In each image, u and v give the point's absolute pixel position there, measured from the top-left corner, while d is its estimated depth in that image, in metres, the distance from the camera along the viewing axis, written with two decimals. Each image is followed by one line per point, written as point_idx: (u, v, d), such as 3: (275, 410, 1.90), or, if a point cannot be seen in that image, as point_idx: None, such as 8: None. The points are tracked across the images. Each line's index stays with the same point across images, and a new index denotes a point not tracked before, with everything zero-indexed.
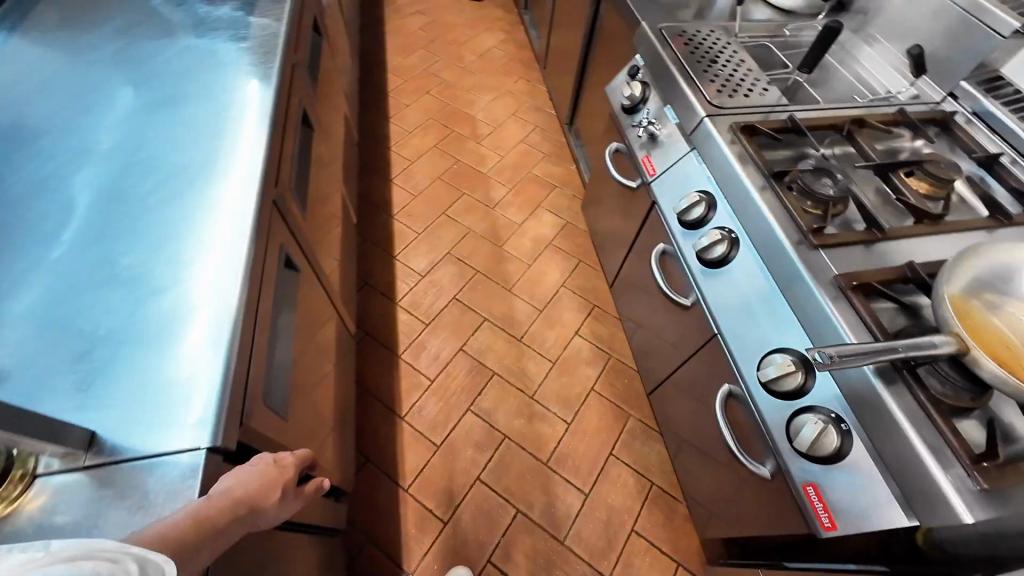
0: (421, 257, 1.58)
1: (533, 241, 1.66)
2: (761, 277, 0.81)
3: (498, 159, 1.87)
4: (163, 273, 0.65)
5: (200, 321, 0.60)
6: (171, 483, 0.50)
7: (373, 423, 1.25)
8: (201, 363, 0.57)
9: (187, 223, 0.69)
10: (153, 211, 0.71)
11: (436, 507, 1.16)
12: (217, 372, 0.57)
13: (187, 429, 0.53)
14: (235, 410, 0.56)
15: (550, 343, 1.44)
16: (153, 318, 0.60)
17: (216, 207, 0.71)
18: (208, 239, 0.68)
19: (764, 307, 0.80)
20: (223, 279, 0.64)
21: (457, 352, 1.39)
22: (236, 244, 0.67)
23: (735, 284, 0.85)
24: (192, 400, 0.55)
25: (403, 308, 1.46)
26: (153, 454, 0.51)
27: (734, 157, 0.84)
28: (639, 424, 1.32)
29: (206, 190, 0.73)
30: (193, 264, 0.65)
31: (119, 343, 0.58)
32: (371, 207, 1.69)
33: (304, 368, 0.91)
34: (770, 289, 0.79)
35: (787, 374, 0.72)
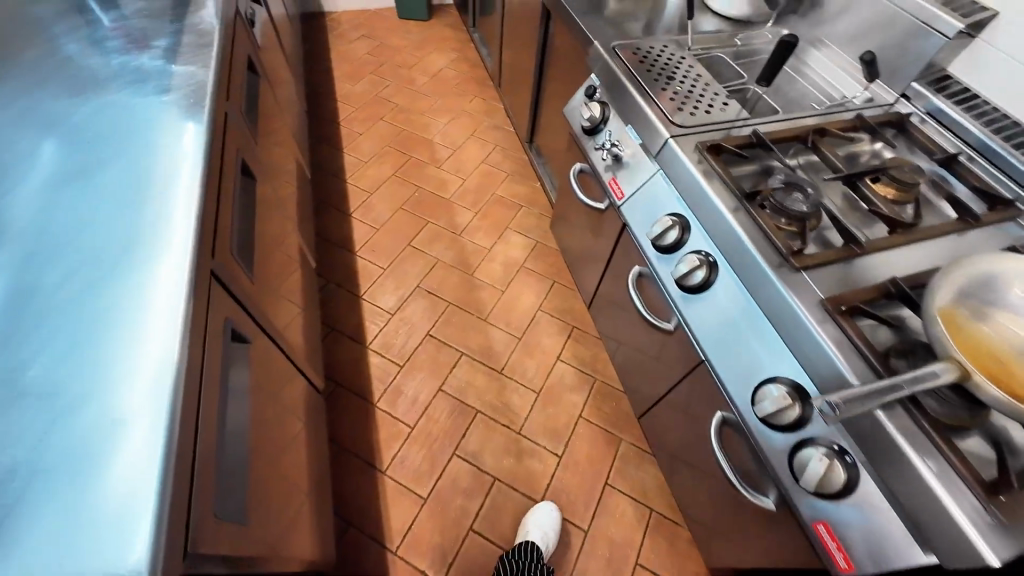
0: (389, 293, 1.50)
1: (505, 265, 1.61)
2: (744, 301, 0.78)
3: (460, 182, 1.82)
4: (86, 382, 0.57)
5: (130, 436, 0.52)
6: None
7: (352, 482, 1.17)
8: (133, 487, 0.49)
9: (114, 314, 0.61)
10: (72, 305, 0.62)
11: (428, 567, 1.08)
12: (151, 497, 0.48)
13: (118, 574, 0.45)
14: (177, 542, 0.48)
15: (532, 372, 1.38)
16: (78, 441, 0.53)
17: (144, 290, 0.63)
18: (137, 332, 0.60)
19: (750, 333, 0.76)
20: (154, 379, 0.56)
21: (436, 393, 1.32)
22: (167, 333, 0.59)
23: (718, 309, 0.81)
24: (123, 538, 0.47)
25: (374, 351, 1.38)
26: None
27: (703, 178, 0.81)
28: (632, 447, 1.28)
29: (133, 273, 0.65)
30: (120, 365, 0.57)
31: (38, 477, 0.50)
32: (331, 245, 1.61)
33: (267, 446, 0.82)
34: (754, 313, 0.76)
35: (785, 407, 0.68)
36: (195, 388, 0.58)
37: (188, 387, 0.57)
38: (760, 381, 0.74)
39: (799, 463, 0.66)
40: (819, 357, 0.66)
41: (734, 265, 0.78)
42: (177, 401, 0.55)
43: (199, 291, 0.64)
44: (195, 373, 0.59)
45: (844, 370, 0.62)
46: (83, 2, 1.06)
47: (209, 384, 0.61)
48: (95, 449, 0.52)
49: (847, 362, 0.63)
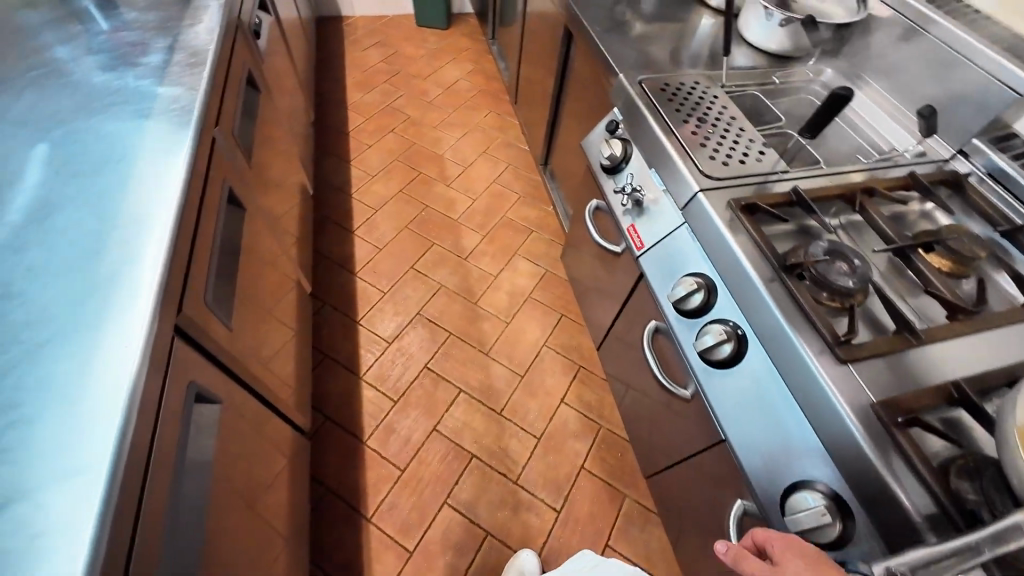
0: (388, 320, 1.43)
1: (510, 294, 1.53)
2: (776, 386, 0.68)
3: (469, 202, 1.74)
4: (17, 471, 0.49)
5: (49, 546, 0.45)
6: None
7: (335, 530, 1.09)
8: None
9: (55, 383, 0.54)
10: (15, 369, 0.55)
11: None
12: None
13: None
14: None
15: (533, 414, 1.30)
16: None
17: (92, 355, 0.56)
18: (81, 404, 0.53)
19: (780, 423, 0.67)
20: (86, 475, 0.49)
21: (430, 433, 1.24)
22: (106, 416, 0.52)
23: (745, 390, 0.72)
24: None
25: (368, 383, 1.30)
26: None
27: (735, 239, 0.72)
28: (636, 505, 1.19)
29: (82, 332, 0.57)
30: (58, 447, 0.50)
31: None
32: (330, 265, 1.54)
33: (238, 511, 0.75)
34: (787, 401, 0.67)
35: (825, 524, 0.60)
36: (136, 485, 0.52)
37: (126, 487, 0.50)
38: (790, 486, 0.65)
39: None
40: (864, 468, 0.57)
41: (765, 343, 0.69)
42: (108, 506, 0.48)
43: (157, 364, 0.58)
44: (139, 466, 0.53)
45: (896, 488, 0.54)
46: (76, 8, 1.00)
47: (156, 473, 0.55)
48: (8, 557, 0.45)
49: (896, 474, 0.55)
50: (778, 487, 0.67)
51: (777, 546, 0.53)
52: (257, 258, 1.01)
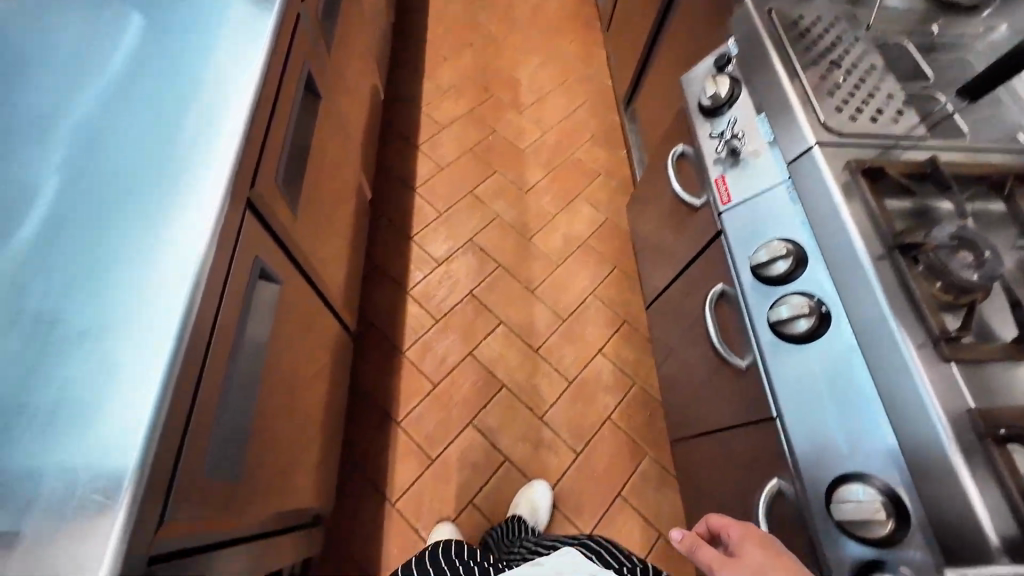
0: (440, 242, 1.42)
1: (566, 237, 1.48)
2: (853, 373, 0.62)
3: (539, 135, 1.65)
4: (108, 304, 0.52)
5: (125, 381, 0.49)
6: None
7: (366, 430, 1.16)
8: (109, 444, 0.46)
9: (143, 230, 0.56)
10: (114, 212, 0.58)
11: (421, 527, 1.07)
12: (130, 460, 0.46)
13: (80, 541, 0.42)
14: (153, 503, 0.46)
15: (569, 359, 1.29)
16: (93, 367, 0.49)
17: (172, 214, 0.57)
18: (162, 254, 0.55)
19: (849, 412, 0.62)
20: (159, 328, 0.51)
21: (464, 357, 1.26)
22: (179, 277, 0.54)
23: (816, 373, 0.66)
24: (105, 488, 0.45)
25: (413, 298, 1.33)
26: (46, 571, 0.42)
27: (845, 205, 0.64)
28: (655, 465, 1.19)
29: (161, 197, 0.58)
30: (134, 299, 0.52)
31: (54, 396, 0.48)
32: (391, 177, 1.52)
33: (285, 390, 0.79)
34: (866, 394, 0.61)
35: (874, 521, 0.57)
36: (203, 339, 0.54)
37: (193, 341, 0.52)
38: (839, 476, 0.61)
39: None
40: (939, 474, 0.52)
41: (854, 325, 0.62)
42: (175, 360, 0.50)
43: (227, 235, 0.59)
44: (206, 323, 0.55)
45: (973, 500, 0.49)
46: None
47: (220, 331, 0.58)
48: (90, 386, 0.48)
49: (979, 488, 0.49)
50: (826, 476, 0.62)
51: (734, 536, 0.60)
52: (325, 154, 1.01)
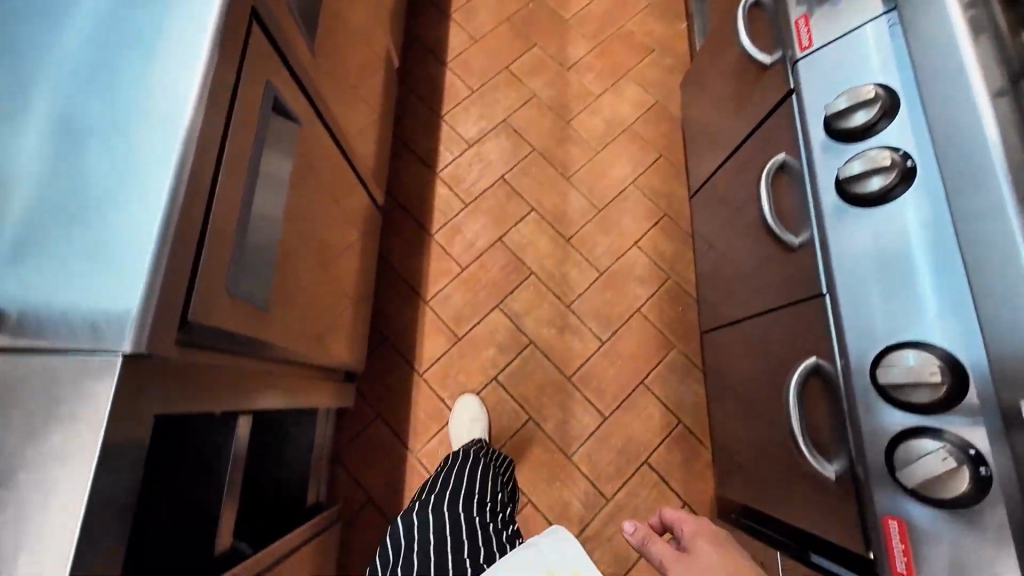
0: (471, 122, 1.33)
1: (609, 121, 1.35)
2: (934, 236, 0.54)
3: (586, 2, 1.45)
4: (128, 105, 0.50)
5: (143, 178, 0.46)
6: (79, 369, 0.41)
7: (396, 303, 1.18)
8: (125, 246, 0.44)
9: (158, 33, 0.52)
10: (129, 15, 0.53)
11: (447, 397, 1.12)
12: (150, 250, 0.44)
13: (101, 329, 0.42)
14: (176, 299, 0.45)
15: (601, 250, 1.24)
16: (116, 166, 0.47)
17: (187, 16, 0.52)
18: (177, 56, 0.51)
19: (920, 279, 0.54)
20: (169, 138, 0.48)
21: (494, 242, 1.23)
22: (187, 86, 0.50)
23: (886, 238, 0.58)
24: (128, 275, 0.43)
25: (442, 180, 1.28)
26: (78, 344, 0.42)
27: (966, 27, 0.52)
28: (682, 358, 1.18)
29: (166, 8, 0.53)
30: (142, 113, 0.49)
31: (83, 192, 0.47)
32: (421, 49, 1.40)
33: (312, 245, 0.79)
34: (945, 260, 0.53)
35: (925, 385, 0.51)
36: (216, 148, 0.51)
37: (205, 147, 0.49)
38: (891, 346, 0.55)
39: (904, 454, 0.52)
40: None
41: (948, 179, 0.53)
42: (184, 168, 0.47)
43: (231, 47, 0.53)
44: (218, 133, 0.51)
45: None
46: None
47: (236, 148, 0.54)
48: (104, 193, 0.46)
49: None
50: (874, 347, 0.57)
51: (688, 533, 0.68)
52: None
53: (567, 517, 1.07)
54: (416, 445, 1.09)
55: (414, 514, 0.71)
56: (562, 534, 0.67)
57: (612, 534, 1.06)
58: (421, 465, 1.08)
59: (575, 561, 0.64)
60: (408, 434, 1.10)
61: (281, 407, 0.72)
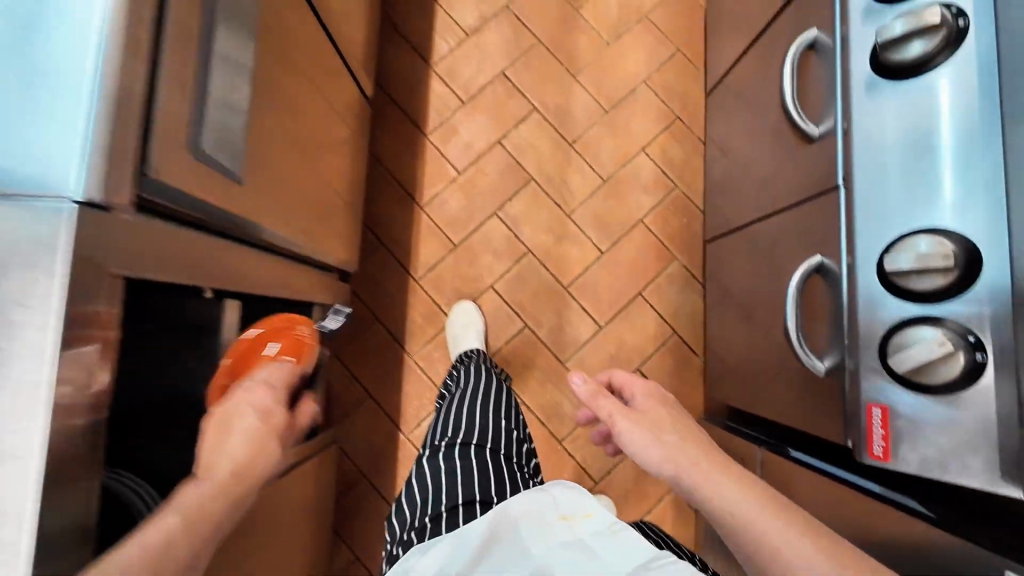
0: (469, 7, 1.19)
1: (621, 7, 1.20)
2: (959, 123, 0.50)
3: None
4: None
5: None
6: (30, 230, 0.35)
7: (390, 207, 1.14)
8: (64, 85, 0.37)
9: None
10: None
11: (444, 303, 1.12)
12: (84, 94, 0.37)
13: (51, 180, 0.36)
14: (129, 153, 0.38)
15: (606, 156, 1.17)
16: None
17: None
18: None
19: (931, 165, 0.51)
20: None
21: (493, 145, 1.16)
22: None
23: (908, 126, 0.53)
24: (59, 117, 0.36)
25: (438, 74, 1.17)
26: (20, 194, 0.35)
27: None
28: (682, 270, 1.16)
29: None
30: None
31: None
32: None
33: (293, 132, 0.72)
34: (962, 145, 0.50)
35: (928, 268, 0.50)
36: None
37: None
38: (907, 233, 0.52)
39: (898, 341, 0.51)
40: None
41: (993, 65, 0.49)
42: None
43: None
44: None
45: None
46: None
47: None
48: (15, 25, 0.37)
49: None
50: (887, 236, 0.54)
51: (638, 394, 0.67)
52: None
53: (558, 417, 1.12)
54: (412, 349, 1.11)
55: (441, 460, 0.74)
56: (571, 483, 0.62)
57: (600, 433, 1.11)
58: (418, 367, 1.11)
59: (586, 505, 0.59)
60: (404, 338, 1.12)
61: (266, 294, 0.71)
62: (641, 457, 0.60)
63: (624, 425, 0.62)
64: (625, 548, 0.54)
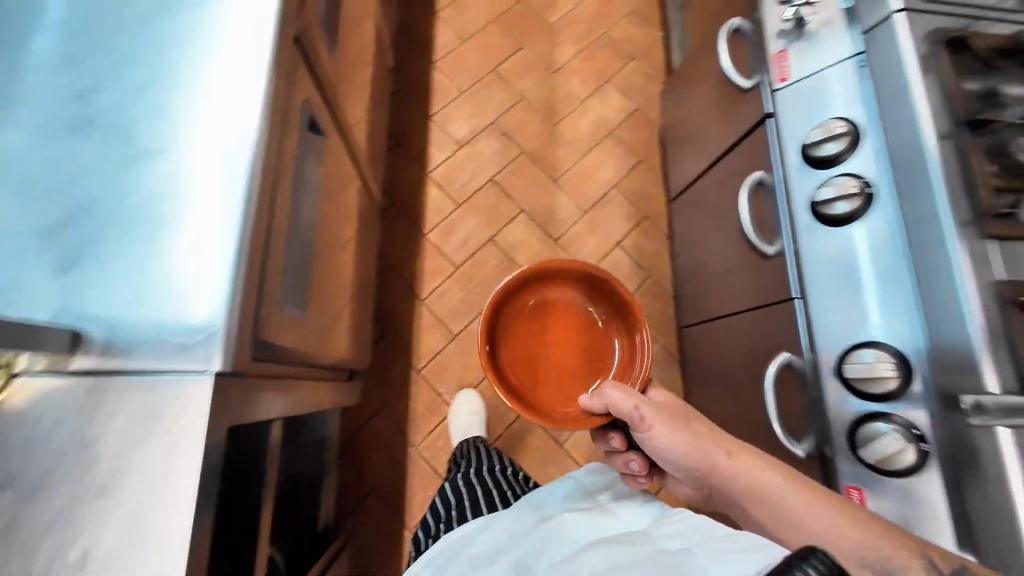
0: (461, 123, 1.35)
1: (592, 125, 1.40)
2: (879, 261, 0.65)
3: (571, 6, 1.48)
4: (163, 133, 0.48)
5: (184, 201, 0.47)
6: (171, 400, 0.41)
7: (392, 301, 1.22)
8: (196, 273, 0.45)
9: (167, 55, 0.50)
10: (144, 31, 0.51)
11: (446, 392, 1.17)
12: (210, 280, 0.44)
13: (186, 351, 0.43)
14: (249, 321, 0.46)
15: (587, 250, 1.32)
16: (158, 192, 0.47)
17: (202, 40, 0.51)
18: (203, 81, 0.50)
19: (864, 295, 0.66)
20: (217, 162, 0.47)
21: (486, 242, 1.28)
22: (220, 115, 0.49)
23: (840, 262, 0.68)
24: (187, 298, 0.44)
25: (434, 180, 1.30)
26: (155, 371, 0.42)
27: (915, 67, 0.62)
28: (661, 351, 1.28)
29: (183, 28, 0.51)
30: (178, 125, 0.49)
31: (117, 224, 0.46)
32: (409, 48, 1.40)
33: (329, 254, 0.80)
34: (891, 284, 0.64)
35: (878, 378, 0.62)
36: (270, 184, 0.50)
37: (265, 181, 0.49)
38: (853, 344, 0.66)
39: (862, 436, 0.63)
40: (957, 335, 0.56)
41: (905, 222, 0.63)
42: (251, 182, 0.47)
43: (285, 51, 0.52)
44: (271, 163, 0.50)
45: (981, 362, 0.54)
46: None
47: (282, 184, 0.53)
48: (159, 214, 0.46)
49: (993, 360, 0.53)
50: (839, 346, 0.67)
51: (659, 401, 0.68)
52: (353, 7, 0.91)
53: None
54: (416, 440, 1.14)
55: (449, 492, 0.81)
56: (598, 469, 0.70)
57: None
58: (422, 458, 1.13)
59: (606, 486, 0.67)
60: (407, 428, 1.15)
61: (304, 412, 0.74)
62: (668, 454, 0.67)
63: (655, 434, 0.65)
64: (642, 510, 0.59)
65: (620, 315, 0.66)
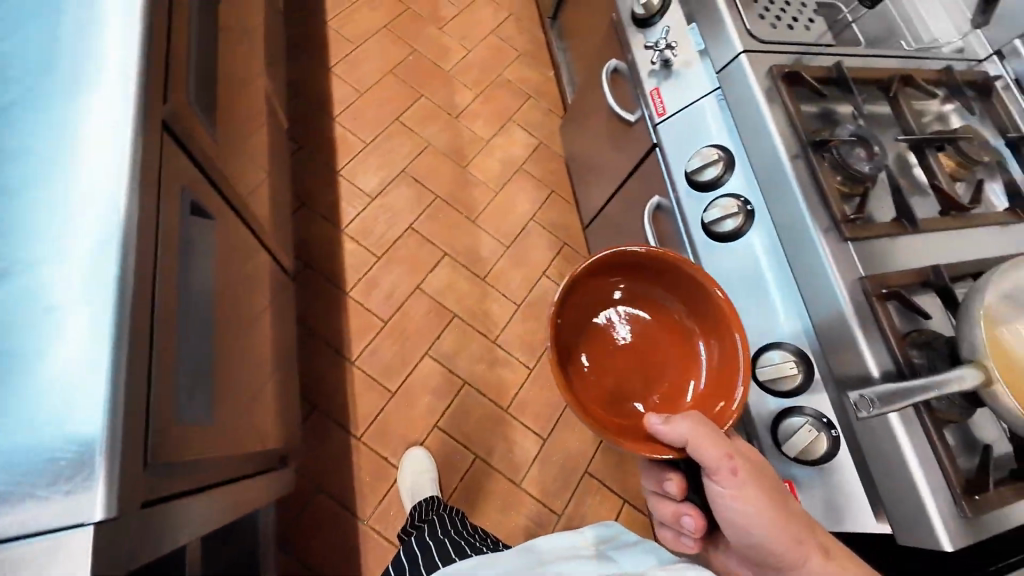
0: (370, 175, 1.33)
1: (501, 162, 1.45)
2: (767, 269, 0.72)
3: (464, 53, 1.53)
4: (16, 255, 0.44)
5: (48, 328, 0.43)
6: (50, 562, 0.37)
7: (321, 369, 1.15)
8: (68, 409, 0.41)
9: (15, 170, 0.47)
10: None
11: (391, 455, 1.11)
12: (84, 415, 0.41)
13: (63, 501, 0.39)
14: (137, 448, 0.42)
15: (515, 283, 1.33)
16: (15, 322, 0.43)
17: (53, 147, 0.47)
18: (57, 191, 0.46)
19: (759, 301, 0.72)
20: (80, 279, 0.44)
21: (413, 291, 1.25)
22: (79, 225, 0.45)
23: (736, 273, 0.75)
24: (62, 438, 0.40)
25: (349, 236, 1.27)
26: (31, 530, 0.38)
27: (763, 98, 0.70)
28: None
29: (32, 137, 0.48)
30: (32, 246, 0.45)
31: None
32: (305, 106, 1.37)
33: (239, 337, 0.74)
34: (779, 288, 0.71)
35: (786, 375, 0.67)
36: (150, 290, 0.47)
37: (141, 289, 0.46)
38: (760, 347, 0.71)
39: (784, 432, 0.67)
40: (838, 330, 0.63)
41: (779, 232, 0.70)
42: (123, 295, 0.44)
43: (150, 145, 0.49)
44: (147, 268, 0.47)
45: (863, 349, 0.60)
46: None
47: (165, 283, 0.50)
48: (14, 335, 0.42)
49: (870, 348, 0.60)
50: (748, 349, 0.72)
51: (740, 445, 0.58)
52: (235, 77, 0.88)
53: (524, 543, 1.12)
54: (365, 513, 1.06)
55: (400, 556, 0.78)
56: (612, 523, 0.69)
57: None
58: (374, 532, 1.05)
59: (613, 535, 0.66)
60: (355, 502, 1.07)
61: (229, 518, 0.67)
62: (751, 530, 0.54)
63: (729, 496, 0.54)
64: (641, 557, 0.60)
65: (714, 331, 0.56)
